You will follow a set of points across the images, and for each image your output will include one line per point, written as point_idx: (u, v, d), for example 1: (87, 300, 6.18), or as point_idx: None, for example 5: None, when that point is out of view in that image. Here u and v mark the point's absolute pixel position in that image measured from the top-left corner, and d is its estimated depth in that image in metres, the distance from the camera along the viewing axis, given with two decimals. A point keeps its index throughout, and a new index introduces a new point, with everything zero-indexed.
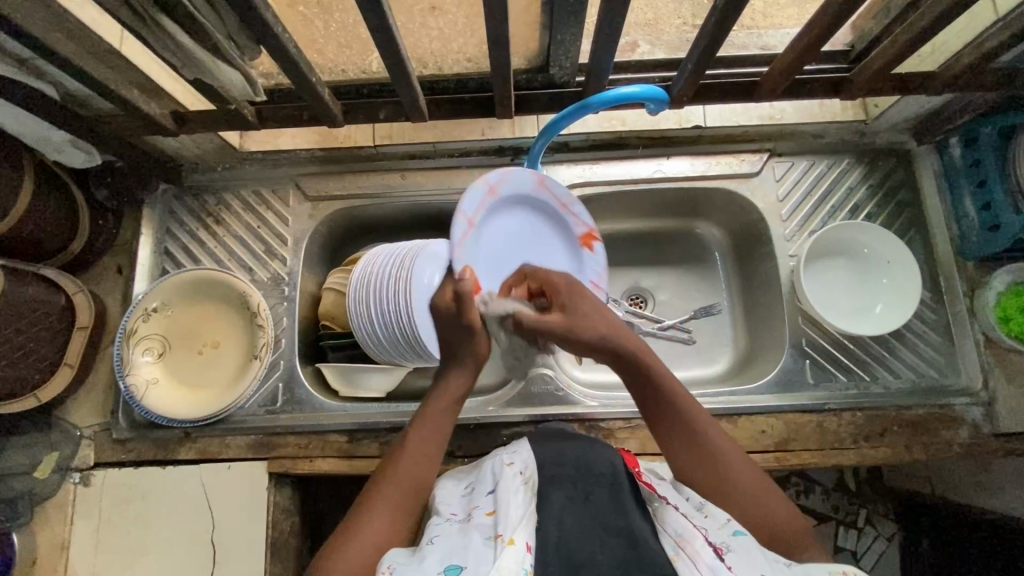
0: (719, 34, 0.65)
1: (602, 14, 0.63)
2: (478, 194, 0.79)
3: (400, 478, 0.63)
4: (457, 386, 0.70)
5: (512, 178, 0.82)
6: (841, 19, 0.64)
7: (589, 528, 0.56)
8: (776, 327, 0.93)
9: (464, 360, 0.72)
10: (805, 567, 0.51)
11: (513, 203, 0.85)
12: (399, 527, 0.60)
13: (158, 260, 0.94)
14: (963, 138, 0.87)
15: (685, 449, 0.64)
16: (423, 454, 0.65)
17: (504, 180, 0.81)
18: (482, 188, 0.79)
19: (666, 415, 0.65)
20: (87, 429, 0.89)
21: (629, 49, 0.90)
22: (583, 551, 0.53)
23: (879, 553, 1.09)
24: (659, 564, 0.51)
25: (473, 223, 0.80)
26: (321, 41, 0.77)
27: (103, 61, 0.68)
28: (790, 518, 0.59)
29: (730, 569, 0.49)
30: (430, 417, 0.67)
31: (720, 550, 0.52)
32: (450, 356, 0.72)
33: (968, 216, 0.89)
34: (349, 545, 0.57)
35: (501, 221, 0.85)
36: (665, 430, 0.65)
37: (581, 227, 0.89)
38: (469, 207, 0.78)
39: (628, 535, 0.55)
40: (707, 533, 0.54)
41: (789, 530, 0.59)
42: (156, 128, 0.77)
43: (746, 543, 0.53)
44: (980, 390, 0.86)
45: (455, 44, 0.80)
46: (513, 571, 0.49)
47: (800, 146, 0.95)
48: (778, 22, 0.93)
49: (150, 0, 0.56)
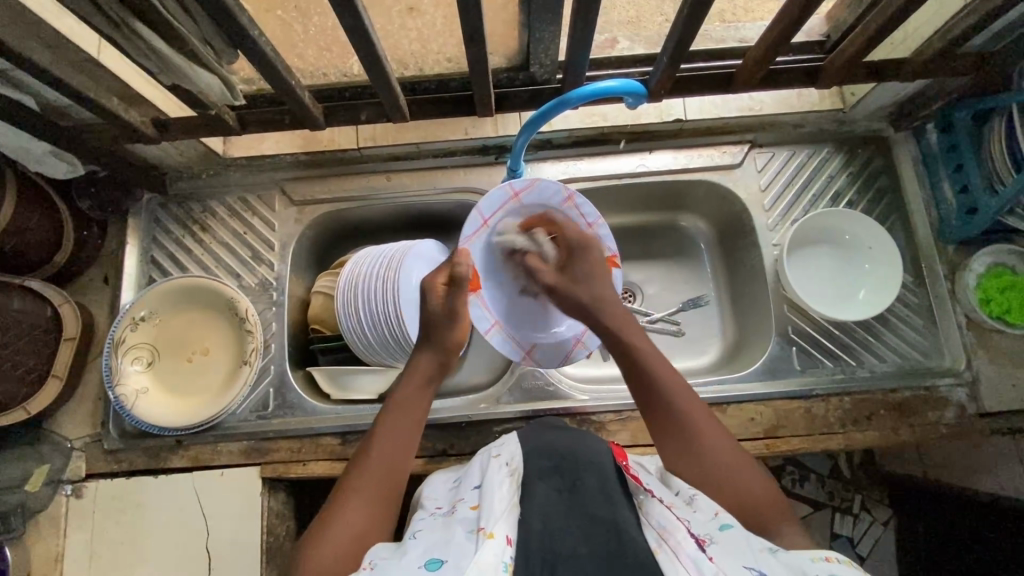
0: (691, 27, 0.66)
1: (576, 11, 0.63)
2: (500, 196, 0.82)
3: (379, 466, 0.63)
4: (428, 366, 0.70)
5: (539, 189, 0.82)
6: (808, 10, 0.65)
7: (572, 519, 0.55)
8: (763, 316, 0.94)
9: (438, 346, 0.71)
10: (790, 556, 0.51)
11: (540, 218, 0.84)
12: (381, 514, 0.60)
13: (144, 269, 0.94)
14: (939, 124, 0.89)
15: (658, 419, 0.66)
16: (398, 441, 0.65)
17: (531, 190, 0.82)
18: (505, 190, 0.81)
19: (646, 385, 0.68)
20: (77, 441, 0.89)
21: (608, 46, 0.91)
22: (563, 542, 0.52)
23: (875, 538, 1.10)
24: (642, 557, 0.50)
25: (489, 223, 0.83)
26: (300, 44, 0.80)
27: (81, 70, 0.69)
28: (765, 493, 0.60)
29: (711, 561, 0.49)
30: (405, 400, 0.67)
31: (704, 542, 0.52)
32: (428, 341, 0.72)
33: (945, 200, 0.90)
34: (330, 536, 0.56)
35: (526, 231, 0.85)
36: (642, 399, 0.68)
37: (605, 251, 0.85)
38: (487, 208, 0.82)
39: (611, 525, 0.54)
40: (692, 525, 0.55)
41: (763, 507, 0.59)
42: (137, 135, 0.77)
43: (731, 535, 0.53)
44: (964, 371, 0.87)
45: (435, 44, 0.82)
46: (491, 565, 0.49)
47: (780, 137, 0.96)
48: (757, 16, 0.94)
49: (123, 7, 0.56)
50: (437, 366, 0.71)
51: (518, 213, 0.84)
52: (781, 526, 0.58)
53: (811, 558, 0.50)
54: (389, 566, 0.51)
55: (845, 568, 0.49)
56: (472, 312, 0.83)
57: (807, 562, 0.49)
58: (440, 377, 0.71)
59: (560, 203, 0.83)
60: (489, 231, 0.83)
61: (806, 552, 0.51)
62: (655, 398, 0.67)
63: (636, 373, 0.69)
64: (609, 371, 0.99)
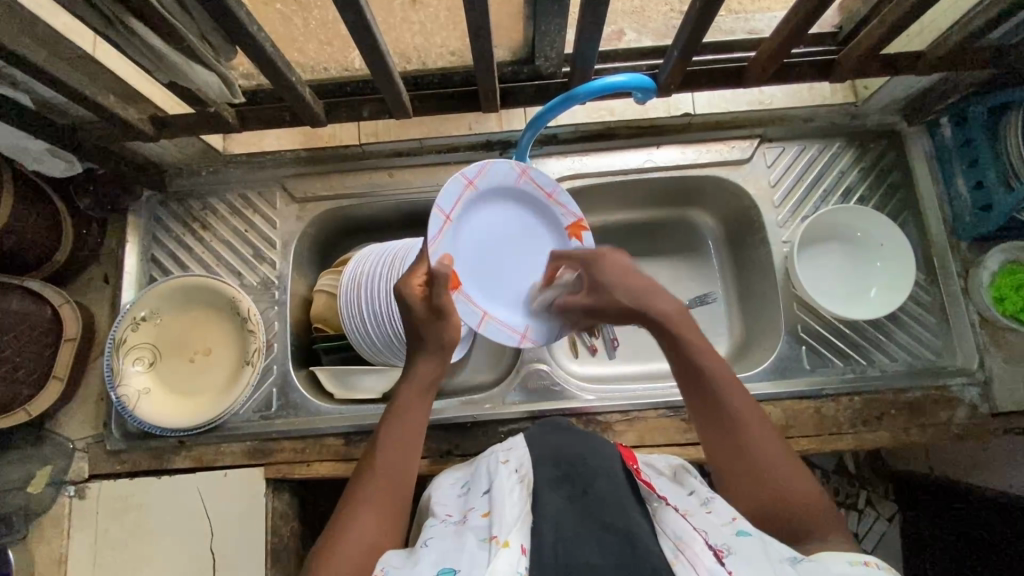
0: (703, 19, 0.64)
1: (585, 2, 0.61)
2: (455, 187, 0.71)
3: (387, 474, 0.62)
4: (420, 372, 0.68)
5: (492, 172, 0.74)
6: (825, 2, 0.63)
7: (585, 526, 0.53)
8: (772, 314, 0.93)
9: (433, 346, 0.68)
10: (811, 568, 0.49)
11: (496, 198, 0.77)
12: (392, 527, 0.60)
13: (144, 267, 0.93)
14: (952, 117, 0.87)
15: (711, 422, 0.64)
16: (402, 448, 0.64)
17: (484, 175, 0.74)
18: (460, 182, 0.71)
19: (700, 388, 0.65)
20: (79, 441, 0.88)
21: (615, 38, 0.88)
22: (577, 551, 0.51)
23: (881, 533, 1.09)
24: (658, 567, 0.48)
25: (451, 217, 0.71)
26: (301, 39, 0.77)
27: (76, 67, 0.67)
28: (814, 501, 0.59)
29: (731, 573, 0.48)
30: (404, 406, 0.66)
31: (721, 552, 0.51)
32: (416, 341, 0.68)
33: (959, 195, 0.88)
34: (341, 544, 0.57)
35: (490, 214, 0.77)
36: (693, 402, 0.65)
37: (569, 218, 0.81)
38: (446, 202, 0.70)
39: (625, 533, 0.52)
40: (710, 535, 0.53)
41: (806, 508, 0.58)
42: (134, 133, 0.75)
43: (748, 541, 0.52)
44: (977, 370, 0.86)
45: (438, 37, 0.80)
46: (506, 574, 0.48)
47: (792, 131, 0.94)
48: (766, 6, 0.90)
49: (117, 3, 0.54)
50: (439, 372, 0.68)
51: (474, 201, 0.74)
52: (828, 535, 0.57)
53: (850, 561, 0.50)
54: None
55: (884, 573, 0.49)
56: (461, 309, 0.73)
57: (844, 564, 0.50)
58: (440, 376, 0.69)
59: (515, 178, 0.77)
60: (453, 225, 0.72)
61: (845, 554, 0.52)
62: (709, 400, 0.64)
63: (690, 373, 0.66)
64: (617, 370, 0.98)
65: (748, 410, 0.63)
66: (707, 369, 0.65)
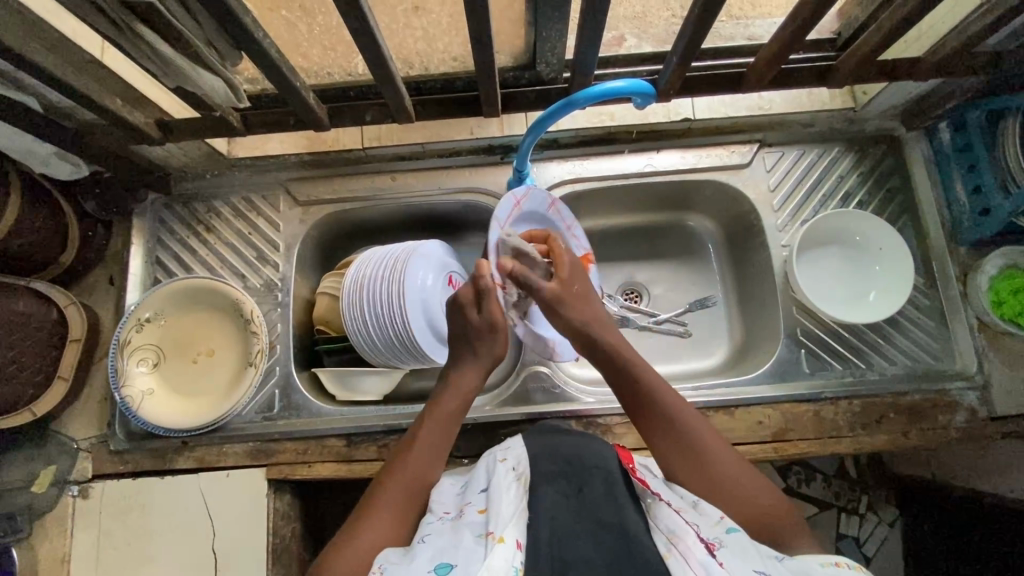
0: (702, 25, 0.65)
1: (585, 8, 0.62)
2: (507, 206, 0.81)
3: (415, 470, 0.66)
4: (459, 385, 0.73)
5: (533, 197, 0.84)
6: (822, 9, 0.64)
7: (580, 524, 0.55)
8: (772, 318, 0.93)
9: (484, 359, 0.74)
10: (796, 564, 0.51)
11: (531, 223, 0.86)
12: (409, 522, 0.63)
13: (149, 269, 0.94)
14: (953, 123, 0.88)
15: (666, 442, 0.66)
16: (434, 452, 0.68)
17: (529, 197, 0.83)
18: (511, 202, 0.81)
19: (652, 411, 0.68)
20: (84, 441, 0.89)
21: (616, 43, 0.89)
22: (573, 546, 0.52)
23: (882, 538, 1.10)
24: (652, 563, 0.50)
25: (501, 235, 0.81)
26: (305, 44, 0.77)
27: (84, 72, 0.68)
28: (775, 508, 0.61)
29: (722, 565, 0.49)
30: (442, 414, 0.70)
31: (712, 546, 0.51)
32: (471, 355, 0.74)
33: (957, 200, 0.89)
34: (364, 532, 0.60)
35: None
36: (646, 420, 0.68)
37: (581, 250, 0.93)
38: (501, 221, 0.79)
39: (619, 529, 0.54)
40: (700, 530, 0.54)
41: (770, 518, 0.60)
42: (141, 137, 0.76)
43: (739, 539, 0.52)
44: (975, 374, 0.87)
45: (441, 43, 0.81)
46: (500, 569, 0.48)
47: (790, 136, 0.95)
48: (766, 11, 0.91)
49: (125, 9, 0.55)
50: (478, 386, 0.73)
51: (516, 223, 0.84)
52: (793, 543, 0.59)
53: (822, 562, 0.51)
54: (400, 572, 0.52)
55: (854, 573, 0.50)
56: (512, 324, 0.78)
57: (815, 566, 0.51)
58: (479, 391, 0.74)
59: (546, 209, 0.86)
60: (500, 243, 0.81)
61: (815, 557, 0.53)
62: (661, 415, 0.67)
63: (641, 391, 0.69)
64: None
65: (697, 424, 0.66)
66: (658, 392, 0.68)
